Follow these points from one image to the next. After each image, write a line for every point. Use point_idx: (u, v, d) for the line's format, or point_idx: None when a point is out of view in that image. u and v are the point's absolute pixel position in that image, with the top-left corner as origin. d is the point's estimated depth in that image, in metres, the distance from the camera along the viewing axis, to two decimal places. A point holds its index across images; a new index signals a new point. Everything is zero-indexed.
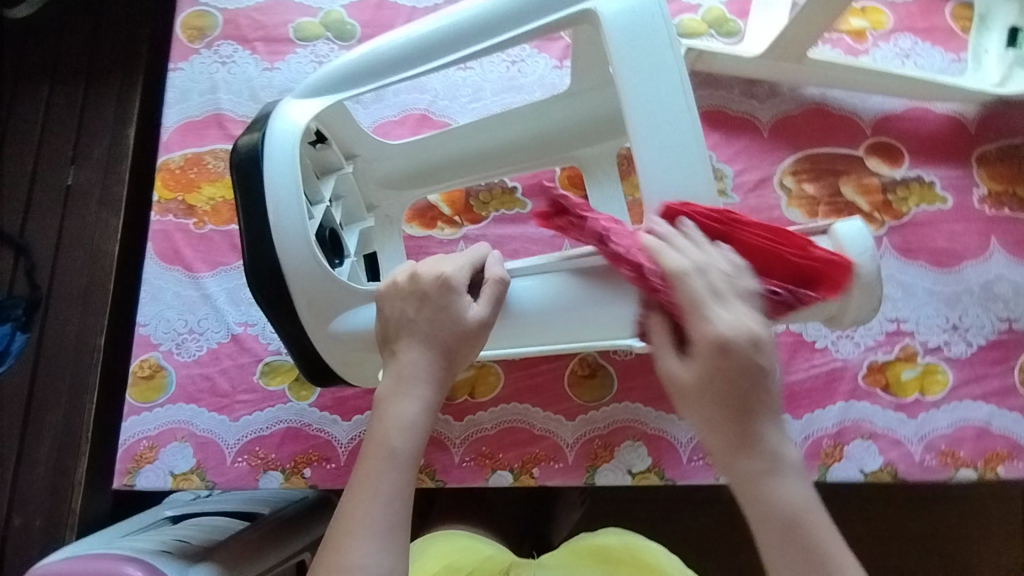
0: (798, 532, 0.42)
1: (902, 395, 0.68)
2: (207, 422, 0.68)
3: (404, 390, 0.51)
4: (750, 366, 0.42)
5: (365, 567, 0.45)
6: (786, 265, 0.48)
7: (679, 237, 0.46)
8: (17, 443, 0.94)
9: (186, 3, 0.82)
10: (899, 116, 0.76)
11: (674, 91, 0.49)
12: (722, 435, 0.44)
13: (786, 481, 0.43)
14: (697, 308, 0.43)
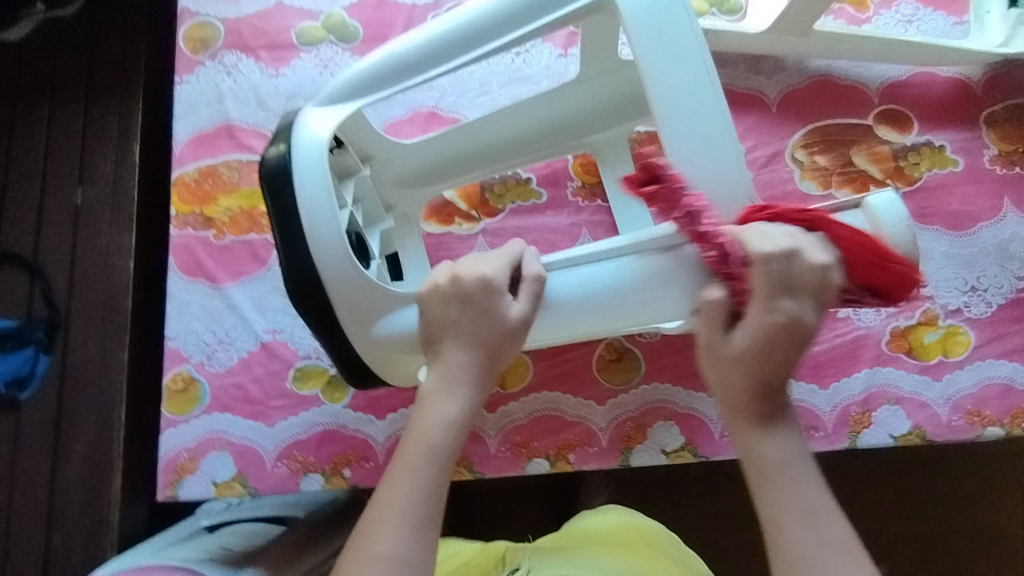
0: (790, 486, 0.47)
1: (925, 358, 0.69)
2: (244, 430, 0.69)
3: (447, 390, 0.53)
4: (794, 337, 0.46)
5: (396, 558, 0.47)
6: (869, 273, 0.48)
7: (768, 228, 0.46)
8: (50, 463, 0.94)
9: (186, 14, 0.81)
10: (906, 83, 0.77)
11: (700, 76, 0.50)
12: (741, 396, 0.48)
13: (781, 441, 0.48)
14: (772, 292, 0.45)
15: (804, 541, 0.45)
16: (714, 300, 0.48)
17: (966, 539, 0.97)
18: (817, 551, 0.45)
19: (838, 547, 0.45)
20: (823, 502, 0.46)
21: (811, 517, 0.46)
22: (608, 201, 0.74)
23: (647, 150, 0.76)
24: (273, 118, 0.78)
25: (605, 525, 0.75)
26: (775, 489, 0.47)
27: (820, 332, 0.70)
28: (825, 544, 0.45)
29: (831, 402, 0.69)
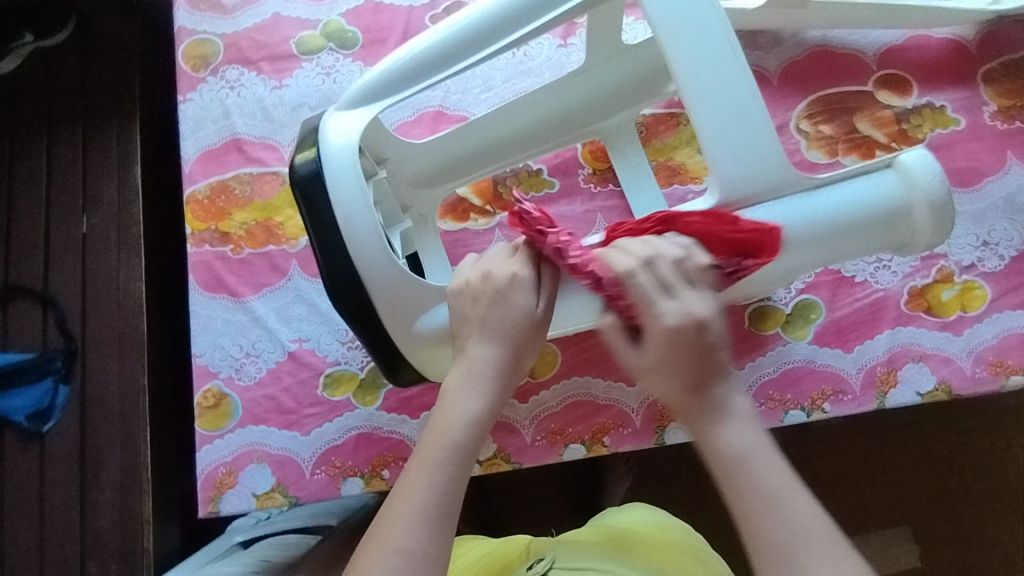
0: (751, 476, 0.45)
1: (944, 314, 0.70)
2: (281, 440, 0.69)
3: (473, 383, 0.52)
4: (701, 332, 0.47)
5: (414, 553, 0.46)
6: (724, 242, 0.51)
7: (626, 243, 0.51)
8: (79, 492, 0.94)
9: (184, 33, 0.81)
10: (902, 47, 0.78)
11: (726, 59, 0.53)
12: (679, 396, 0.48)
13: (737, 429, 0.46)
14: (653, 297, 0.47)
15: (776, 529, 0.43)
16: (611, 325, 0.50)
17: (986, 492, 0.99)
18: (787, 539, 0.43)
19: (812, 528, 0.43)
20: (788, 486, 0.44)
21: (775, 505, 0.44)
22: (620, 184, 0.75)
23: (654, 132, 0.77)
24: (280, 129, 0.78)
25: (631, 522, 0.72)
26: (740, 481, 0.45)
27: (840, 297, 0.71)
28: (796, 531, 0.43)
29: (857, 364, 0.70)
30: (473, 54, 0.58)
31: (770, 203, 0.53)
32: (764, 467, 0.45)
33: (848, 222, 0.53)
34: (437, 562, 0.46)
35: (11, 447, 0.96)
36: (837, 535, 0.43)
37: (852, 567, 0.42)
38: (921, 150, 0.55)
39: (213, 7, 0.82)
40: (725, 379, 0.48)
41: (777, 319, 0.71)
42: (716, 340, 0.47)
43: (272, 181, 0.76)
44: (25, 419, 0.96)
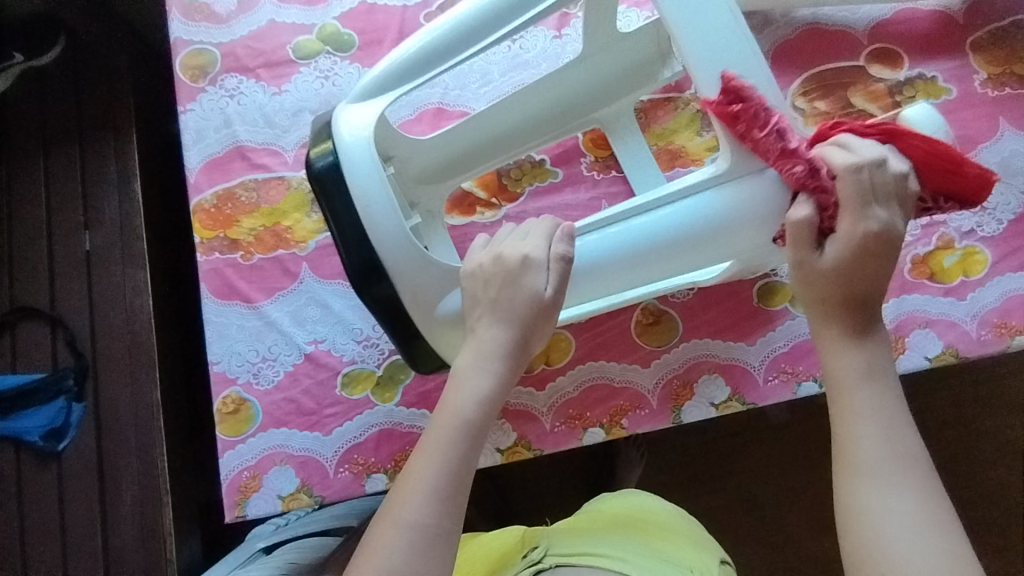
0: (867, 396, 0.53)
1: (947, 280, 0.72)
2: (303, 441, 0.70)
3: (485, 364, 0.56)
4: (887, 248, 0.52)
5: (422, 524, 0.52)
6: (935, 174, 0.55)
7: (860, 142, 0.53)
8: (99, 508, 0.94)
9: (180, 44, 0.81)
10: (891, 21, 0.79)
11: (730, 31, 0.54)
12: (831, 302, 0.54)
13: (863, 352, 0.54)
14: (862, 203, 0.51)
15: (871, 444, 0.51)
16: (804, 218, 0.52)
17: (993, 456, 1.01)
18: (881, 453, 0.51)
19: (905, 456, 0.51)
20: (896, 419, 0.52)
21: (882, 426, 0.52)
22: (623, 170, 0.76)
23: (653, 117, 0.78)
24: (283, 134, 0.79)
25: (626, 509, 0.74)
26: (853, 397, 0.53)
27: None
28: (894, 450, 0.51)
29: None
30: (470, 47, 0.59)
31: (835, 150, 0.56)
32: (878, 392, 0.53)
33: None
34: (442, 533, 0.52)
35: (28, 468, 0.96)
36: (923, 472, 0.51)
37: (926, 496, 0.50)
38: (921, 107, 0.58)
39: (207, 17, 0.82)
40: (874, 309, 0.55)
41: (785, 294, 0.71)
42: (889, 262, 0.53)
43: (277, 186, 0.77)
44: (41, 439, 0.96)
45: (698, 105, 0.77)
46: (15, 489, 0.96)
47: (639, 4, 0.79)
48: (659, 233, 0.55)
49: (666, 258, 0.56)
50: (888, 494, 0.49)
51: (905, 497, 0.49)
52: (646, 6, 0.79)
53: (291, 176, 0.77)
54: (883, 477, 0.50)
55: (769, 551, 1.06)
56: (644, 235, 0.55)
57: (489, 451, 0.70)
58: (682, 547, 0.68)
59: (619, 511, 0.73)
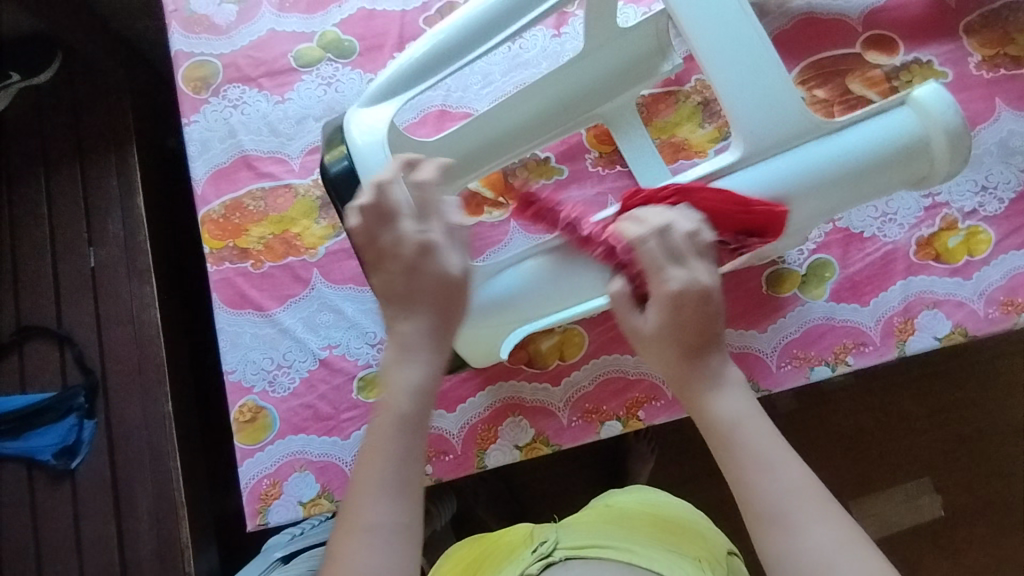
0: (742, 443, 0.51)
1: (953, 260, 0.72)
2: (322, 446, 0.70)
3: (409, 357, 0.56)
4: (703, 299, 0.51)
5: (381, 523, 0.51)
6: (730, 220, 0.54)
7: (643, 214, 0.53)
8: (115, 525, 0.94)
9: (181, 57, 0.82)
10: (884, 8, 0.80)
11: (738, 18, 0.56)
12: (673, 365, 0.53)
13: (727, 396, 0.52)
14: (661, 266, 0.51)
15: (769, 490, 0.49)
16: (620, 291, 0.54)
17: (990, 435, 1.04)
18: (776, 498, 0.48)
19: (803, 486, 0.49)
20: (778, 452, 0.50)
21: (769, 466, 0.49)
22: (628, 165, 0.76)
23: (654, 111, 0.79)
24: (288, 142, 0.79)
25: (632, 503, 0.74)
26: (732, 447, 0.51)
27: (851, 254, 0.73)
28: (788, 488, 0.48)
29: (874, 317, 0.72)
30: (474, 50, 0.60)
31: (836, 134, 0.56)
32: (751, 430, 0.51)
33: (872, 159, 0.56)
34: (406, 527, 0.51)
35: (41, 487, 0.95)
36: (827, 496, 0.49)
37: (838, 520, 0.47)
38: (932, 85, 0.57)
39: (208, 29, 0.82)
40: (718, 352, 0.53)
41: (793, 281, 0.73)
42: (713, 310, 0.52)
43: (285, 194, 0.77)
44: (53, 457, 0.95)
45: (698, 98, 0.78)
46: (29, 510, 0.95)
47: (635, 1, 0.81)
48: (515, 288, 0.59)
49: (538, 305, 0.59)
50: (802, 539, 0.47)
51: (823, 533, 0.47)
52: (642, 2, 0.81)
53: (299, 183, 0.78)
54: (792, 524, 0.47)
55: None
56: (510, 287, 0.59)
57: (507, 448, 0.70)
58: (687, 538, 0.68)
59: (625, 505, 0.73)
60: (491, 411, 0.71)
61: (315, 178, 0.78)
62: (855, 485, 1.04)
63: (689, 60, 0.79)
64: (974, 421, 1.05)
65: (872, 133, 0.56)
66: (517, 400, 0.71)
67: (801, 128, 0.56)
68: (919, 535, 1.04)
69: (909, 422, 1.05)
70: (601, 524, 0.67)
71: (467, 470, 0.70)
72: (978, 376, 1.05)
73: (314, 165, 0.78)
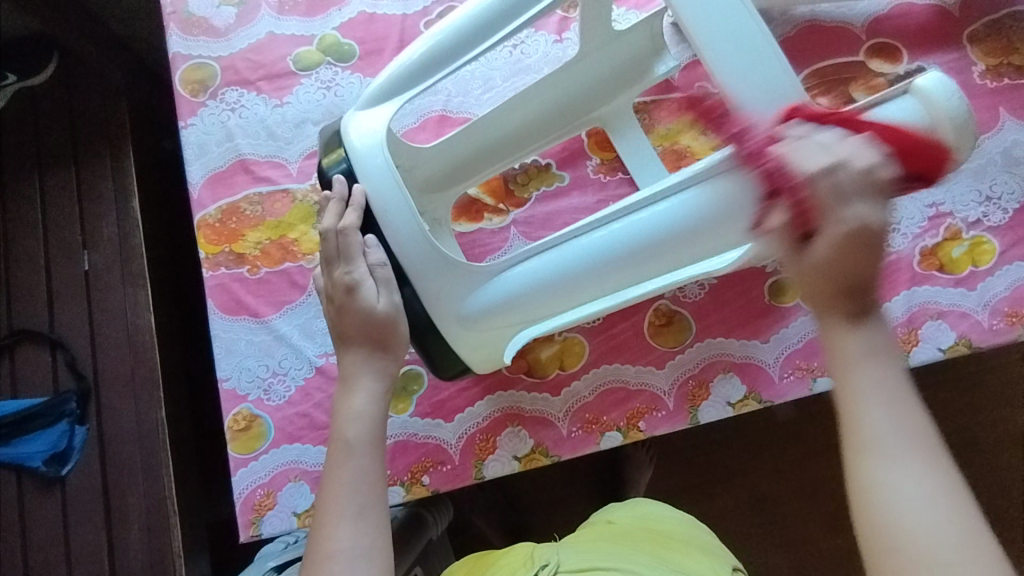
0: (871, 374, 0.38)
1: (957, 271, 0.72)
2: (317, 456, 0.69)
3: (353, 386, 0.57)
4: (877, 241, 0.37)
5: (346, 551, 0.50)
6: (917, 154, 0.45)
7: (821, 132, 0.42)
8: (105, 534, 0.92)
9: (179, 59, 0.81)
10: (888, 16, 0.80)
11: (742, 18, 0.55)
12: (826, 286, 0.38)
13: (868, 333, 0.39)
14: (839, 200, 0.37)
15: (878, 421, 0.37)
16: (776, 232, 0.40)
17: (990, 447, 1.04)
18: (882, 432, 0.37)
19: (918, 426, 0.37)
20: (899, 387, 0.38)
21: (892, 402, 0.37)
22: (629, 172, 0.76)
23: (656, 118, 0.78)
24: (286, 146, 0.78)
25: (633, 520, 0.73)
26: (855, 374, 0.38)
27: None
28: (910, 436, 0.37)
29: None
30: (473, 49, 0.59)
31: None
32: (884, 371, 0.38)
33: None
34: (375, 551, 0.51)
35: (30, 495, 0.94)
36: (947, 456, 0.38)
37: (947, 475, 0.37)
38: (937, 74, 0.57)
39: (206, 31, 0.81)
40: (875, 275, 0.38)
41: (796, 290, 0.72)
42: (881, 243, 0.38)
43: (282, 199, 0.76)
44: (44, 464, 0.94)
45: None
46: (18, 517, 0.93)
47: (638, 6, 0.80)
48: (600, 251, 0.57)
49: (548, 300, 0.58)
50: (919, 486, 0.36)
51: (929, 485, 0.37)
52: (645, 7, 0.80)
53: (296, 188, 0.77)
54: (896, 456, 0.37)
55: (784, 551, 1.05)
56: (590, 250, 0.57)
57: (506, 459, 0.69)
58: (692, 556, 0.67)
59: (626, 522, 0.73)
60: (490, 421, 0.70)
61: (312, 183, 0.77)
62: None
63: (691, 67, 0.79)
64: (974, 432, 1.04)
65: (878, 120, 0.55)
66: (516, 410, 0.70)
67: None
68: None
69: None
70: (601, 544, 0.66)
71: (464, 481, 0.69)
72: (977, 387, 1.04)
73: (312, 169, 0.77)
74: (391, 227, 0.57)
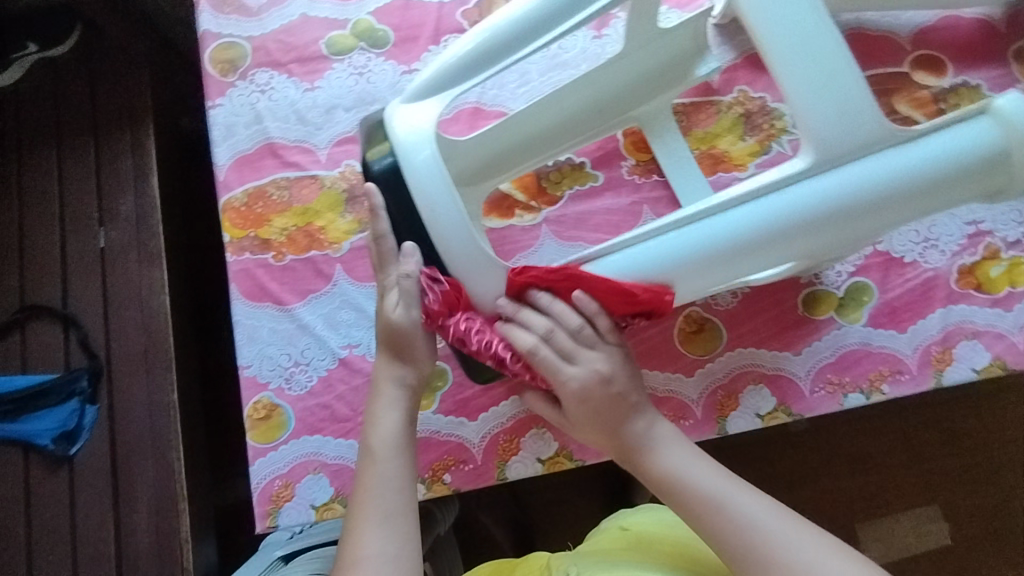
0: (691, 496, 0.54)
1: (995, 290, 0.71)
2: (337, 449, 0.68)
3: (379, 392, 0.60)
4: (602, 385, 0.57)
5: (375, 555, 0.52)
6: (626, 305, 0.57)
7: (529, 310, 0.57)
8: (112, 516, 0.91)
9: (209, 37, 0.79)
10: (934, 28, 0.78)
11: (814, 25, 0.53)
12: (607, 439, 0.58)
13: (666, 454, 0.57)
14: (556, 371, 0.57)
15: (730, 521, 0.52)
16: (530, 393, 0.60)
17: (1002, 467, 1.03)
18: (746, 526, 0.52)
19: (749, 510, 0.52)
20: (725, 482, 0.55)
21: (720, 506, 0.53)
22: (665, 174, 0.74)
23: (694, 121, 0.76)
24: (315, 132, 0.76)
25: (650, 526, 0.72)
26: (686, 498, 0.54)
27: (891, 279, 0.71)
28: (747, 521, 0.52)
29: (912, 344, 0.70)
30: (527, 45, 0.57)
31: (919, 141, 0.54)
32: (692, 482, 0.55)
33: (946, 172, 0.54)
34: (402, 554, 0.53)
35: (37, 473, 0.92)
36: (779, 508, 0.53)
37: (794, 524, 0.52)
38: (1015, 93, 0.55)
39: (238, 10, 0.80)
40: (637, 415, 0.58)
41: (830, 303, 0.71)
42: (617, 386, 0.57)
43: (310, 185, 0.75)
44: (52, 442, 0.92)
45: (740, 109, 0.76)
46: (23, 494, 0.92)
47: (680, 5, 0.78)
48: (657, 262, 0.55)
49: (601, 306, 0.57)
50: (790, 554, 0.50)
51: (791, 545, 0.50)
52: (687, 7, 0.78)
53: (325, 175, 0.75)
54: (754, 547, 0.51)
55: None
56: (646, 259, 0.55)
57: (529, 461, 0.68)
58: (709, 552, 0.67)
59: (642, 528, 0.71)
60: (514, 421, 0.69)
61: (342, 170, 0.75)
62: (863, 508, 1.03)
63: (731, 70, 0.77)
64: (986, 450, 1.04)
65: (954, 141, 0.54)
66: (542, 412, 0.69)
67: (875, 136, 0.53)
68: (926, 561, 1.02)
69: (920, 449, 1.04)
70: (616, 555, 0.65)
71: (486, 481, 0.68)
72: (992, 407, 1.04)
73: (341, 156, 0.76)
74: (437, 226, 0.54)
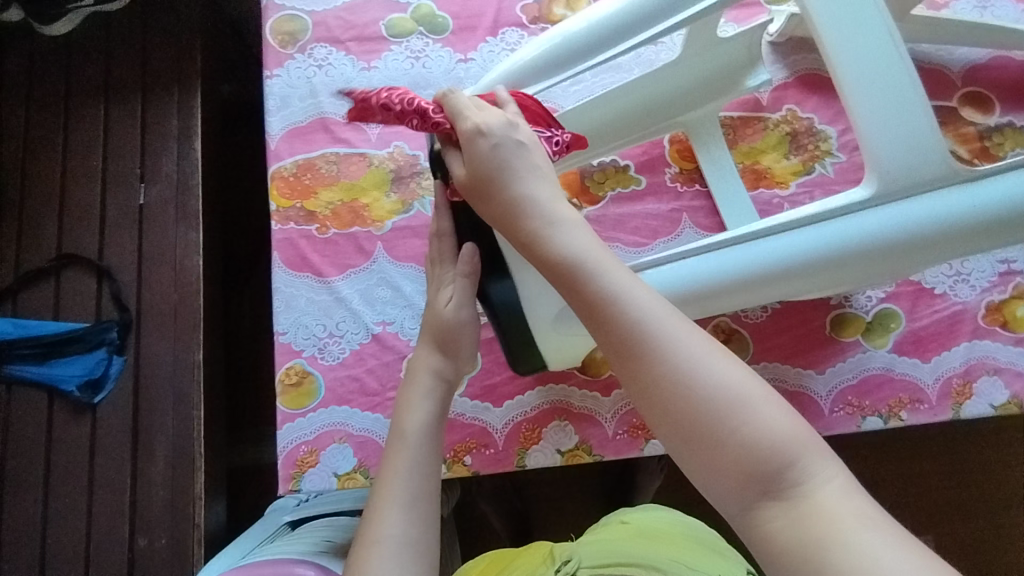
0: (581, 276, 0.44)
1: (1020, 330, 0.72)
2: (364, 421, 0.70)
3: (414, 379, 0.59)
4: (507, 130, 0.51)
5: (397, 536, 0.51)
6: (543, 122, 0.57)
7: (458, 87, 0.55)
8: (129, 467, 0.93)
9: (272, 9, 0.80)
10: (985, 66, 0.79)
11: (888, 57, 0.54)
12: (498, 200, 0.50)
13: (565, 233, 0.47)
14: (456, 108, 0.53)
15: (620, 316, 0.42)
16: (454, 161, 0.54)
17: (999, 504, 1.05)
18: (640, 319, 0.42)
19: (651, 312, 0.42)
20: (627, 274, 0.44)
21: (614, 296, 0.43)
22: (707, 185, 0.76)
23: (741, 135, 0.77)
24: None
25: (650, 521, 0.73)
26: (576, 275, 0.45)
27: (919, 308, 0.73)
28: (643, 318, 0.42)
29: (933, 374, 0.71)
30: (602, 52, 0.59)
31: (988, 183, 0.56)
32: (587, 260, 0.45)
33: (1004, 215, 0.55)
34: (422, 539, 0.51)
35: (61, 417, 0.95)
36: (686, 319, 0.43)
37: (699, 335, 0.41)
38: None
39: None
40: (539, 183, 0.50)
41: (858, 326, 0.72)
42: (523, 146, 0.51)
43: (358, 162, 0.76)
44: (78, 389, 0.94)
45: (787, 128, 0.77)
46: (44, 437, 0.94)
47: (737, 20, 0.80)
48: (722, 268, 0.58)
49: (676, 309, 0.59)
50: (684, 357, 0.40)
51: (688, 348, 0.41)
52: (744, 21, 0.79)
53: (374, 153, 0.77)
54: (641, 346, 0.41)
55: None
56: (715, 268, 0.58)
57: (549, 451, 0.70)
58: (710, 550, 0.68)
59: (643, 522, 0.73)
60: (538, 411, 0.70)
61: (391, 151, 0.77)
62: None
63: (782, 89, 0.78)
64: (987, 488, 1.05)
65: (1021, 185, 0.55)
66: (565, 405, 0.70)
67: (939, 174, 0.55)
68: None
69: (922, 480, 1.05)
70: (618, 547, 0.66)
71: (505, 467, 0.69)
72: (996, 446, 1.05)
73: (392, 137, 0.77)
74: None
